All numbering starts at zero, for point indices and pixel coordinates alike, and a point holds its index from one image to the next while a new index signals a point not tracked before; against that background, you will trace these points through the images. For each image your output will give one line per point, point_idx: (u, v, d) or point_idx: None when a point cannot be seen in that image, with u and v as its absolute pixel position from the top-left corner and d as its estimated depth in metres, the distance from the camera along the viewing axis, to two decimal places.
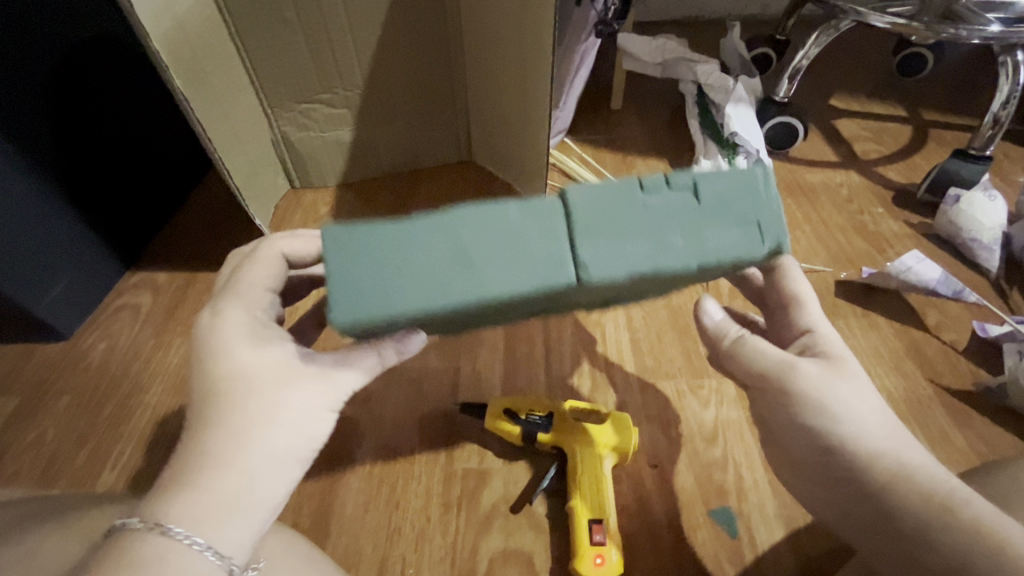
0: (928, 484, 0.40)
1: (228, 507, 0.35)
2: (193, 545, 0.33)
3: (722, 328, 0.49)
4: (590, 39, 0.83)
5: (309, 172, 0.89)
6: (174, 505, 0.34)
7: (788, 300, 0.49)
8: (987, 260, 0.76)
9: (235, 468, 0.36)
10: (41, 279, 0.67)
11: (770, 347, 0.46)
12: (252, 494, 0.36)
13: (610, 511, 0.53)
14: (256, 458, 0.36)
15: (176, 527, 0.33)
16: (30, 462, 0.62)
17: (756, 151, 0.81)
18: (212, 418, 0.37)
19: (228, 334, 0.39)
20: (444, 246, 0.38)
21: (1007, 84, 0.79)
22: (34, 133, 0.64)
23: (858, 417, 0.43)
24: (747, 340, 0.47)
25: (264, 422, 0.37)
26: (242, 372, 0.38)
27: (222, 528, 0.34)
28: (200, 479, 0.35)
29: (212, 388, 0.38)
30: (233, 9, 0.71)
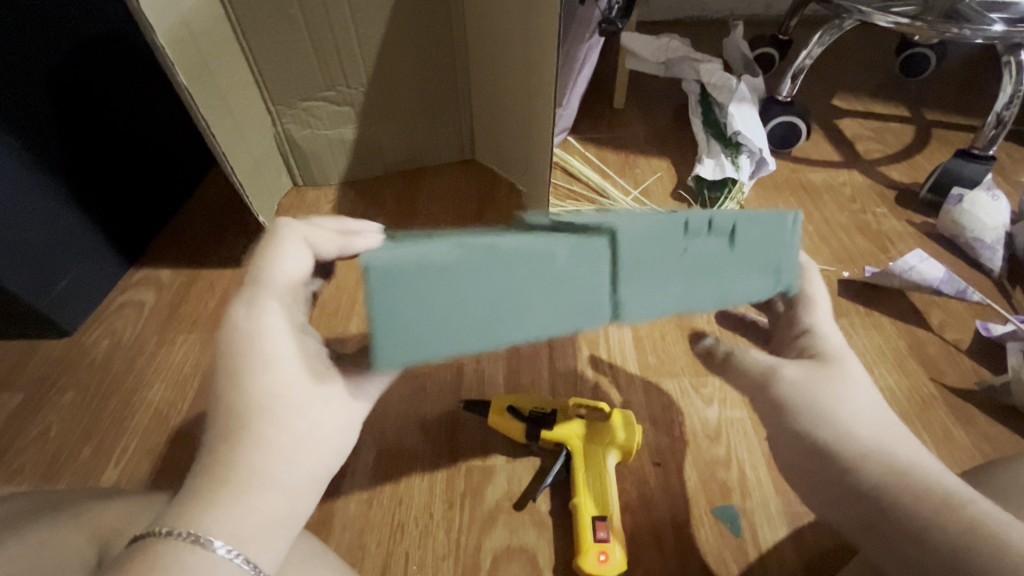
0: (925, 482, 0.40)
1: (268, 523, 0.34)
2: (233, 557, 0.32)
3: (712, 352, 0.51)
4: (594, 37, 0.83)
5: (312, 170, 0.89)
6: (213, 518, 0.32)
7: (794, 298, 0.49)
8: (990, 259, 0.76)
9: (274, 480, 0.34)
10: (46, 273, 0.68)
11: (757, 357, 0.47)
12: (291, 507, 0.35)
13: (613, 509, 0.53)
14: (296, 471, 0.36)
15: (219, 542, 0.32)
16: (34, 457, 0.62)
17: (759, 150, 0.82)
18: (250, 429, 0.35)
19: (267, 340, 0.37)
20: (489, 280, 0.35)
21: (1011, 84, 0.79)
22: (37, 128, 0.65)
23: (855, 416, 0.43)
24: (736, 355, 0.49)
25: (303, 433, 0.36)
26: (286, 381, 0.37)
27: (262, 541, 0.33)
28: (239, 493, 0.33)
29: (247, 398, 0.36)
30: (239, 7, 0.72)
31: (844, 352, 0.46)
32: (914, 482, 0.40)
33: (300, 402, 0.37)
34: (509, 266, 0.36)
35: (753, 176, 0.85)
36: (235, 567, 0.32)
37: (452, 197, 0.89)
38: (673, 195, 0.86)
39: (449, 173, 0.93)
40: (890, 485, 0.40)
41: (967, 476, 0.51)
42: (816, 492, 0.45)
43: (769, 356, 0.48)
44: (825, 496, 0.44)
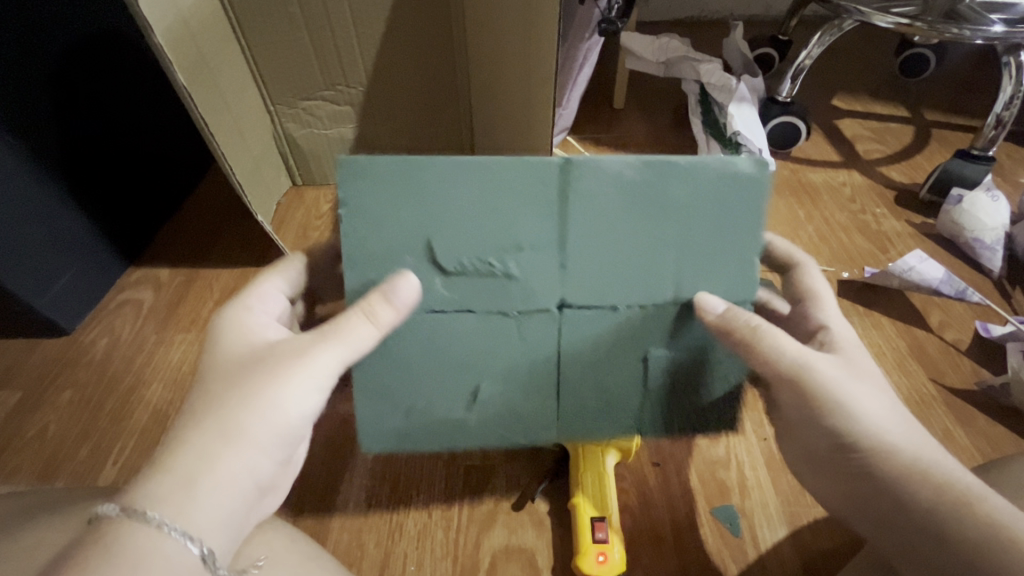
0: (942, 480, 0.39)
1: (212, 500, 0.38)
2: (162, 526, 0.35)
3: (730, 319, 0.45)
4: (593, 37, 0.83)
5: (311, 169, 0.89)
6: (149, 491, 0.36)
7: (804, 295, 0.51)
8: (989, 260, 0.76)
9: (205, 449, 0.38)
10: (45, 271, 0.68)
11: (789, 342, 0.44)
12: (237, 488, 0.39)
13: (612, 509, 0.53)
14: (226, 443, 0.39)
15: (151, 513, 0.36)
16: (32, 456, 0.62)
17: (759, 150, 0.80)
18: (194, 406, 0.40)
19: (225, 331, 0.45)
20: None
21: (1010, 84, 0.79)
22: (36, 128, 0.64)
23: (873, 410, 0.43)
24: (765, 330, 0.44)
25: (251, 413, 0.40)
26: (228, 363, 0.42)
27: (190, 511, 0.36)
28: (174, 465, 0.37)
29: (200, 379, 0.42)
30: (237, 5, 0.72)
31: (856, 348, 0.47)
32: (931, 480, 0.40)
33: (252, 382, 0.41)
34: None
35: None
36: (165, 534, 0.35)
37: None
38: None
39: None
40: (905, 483, 0.40)
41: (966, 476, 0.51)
42: (834, 485, 0.45)
43: (796, 342, 0.45)
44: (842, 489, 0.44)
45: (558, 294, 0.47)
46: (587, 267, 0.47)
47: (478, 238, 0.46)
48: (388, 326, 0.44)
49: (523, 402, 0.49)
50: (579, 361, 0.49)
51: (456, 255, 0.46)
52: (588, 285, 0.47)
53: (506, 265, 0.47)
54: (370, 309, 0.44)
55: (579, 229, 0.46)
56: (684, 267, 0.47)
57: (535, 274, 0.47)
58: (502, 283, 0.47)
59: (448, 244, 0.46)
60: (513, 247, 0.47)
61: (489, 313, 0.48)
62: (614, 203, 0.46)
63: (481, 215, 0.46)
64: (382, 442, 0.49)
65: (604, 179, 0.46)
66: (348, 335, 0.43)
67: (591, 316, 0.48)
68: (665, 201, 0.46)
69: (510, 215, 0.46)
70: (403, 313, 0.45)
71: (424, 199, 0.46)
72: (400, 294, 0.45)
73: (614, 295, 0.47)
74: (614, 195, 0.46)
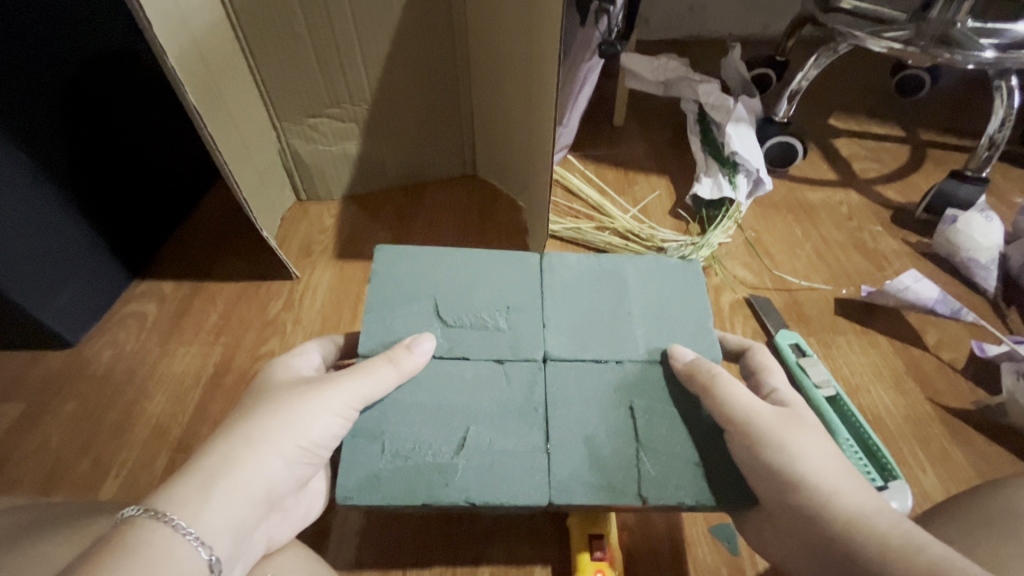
0: (887, 529, 0.39)
1: (226, 507, 0.39)
2: (176, 525, 0.37)
3: (695, 366, 0.49)
4: (594, 58, 0.83)
5: (315, 185, 0.91)
6: (168, 493, 0.38)
7: (755, 369, 0.54)
8: (984, 279, 0.77)
9: (231, 453, 0.41)
10: (49, 282, 0.68)
11: (743, 392, 0.46)
12: (251, 497, 0.41)
13: (610, 527, 0.53)
14: (249, 450, 0.42)
15: (167, 513, 0.37)
16: (34, 468, 0.63)
17: (757, 170, 0.84)
18: (232, 418, 0.45)
19: (280, 364, 0.51)
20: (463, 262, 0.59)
21: (1002, 108, 0.81)
22: (48, 143, 0.66)
23: (817, 461, 0.44)
24: (723, 378, 0.47)
25: (278, 427, 0.43)
26: (273, 385, 0.48)
27: (202, 513, 0.38)
28: (198, 466, 0.40)
29: (246, 397, 0.47)
30: (248, 28, 0.73)
31: (806, 409, 0.49)
32: (873, 530, 0.40)
33: (282, 401, 0.45)
34: None
35: (750, 196, 0.86)
36: (174, 533, 0.36)
37: (451, 212, 0.91)
38: (672, 213, 0.88)
39: (451, 189, 0.95)
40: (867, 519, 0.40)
41: (964, 494, 0.51)
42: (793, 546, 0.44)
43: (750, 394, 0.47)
44: (795, 544, 0.44)
45: (543, 346, 0.51)
46: (565, 322, 0.53)
47: (475, 301, 0.54)
48: (409, 372, 0.48)
49: (511, 452, 0.46)
50: (567, 412, 0.48)
51: (455, 310, 0.53)
52: (567, 339, 0.52)
53: (497, 319, 0.53)
54: (395, 353, 0.48)
55: (555, 299, 0.54)
56: (653, 331, 0.53)
57: (523, 330, 0.52)
58: (492, 332, 0.52)
59: (450, 303, 0.53)
60: (503, 307, 0.53)
61: (483, 359, 0.51)
62: (585, 279, 0.56)
63: (475, 285, 0.55)
64: (354, 493, 0.44)
65: (572, 266, 0.57)
66: (373, 374, 0.46)
67: (576, 367, 0.51)
68: (625, 281, 0.56)
69: (497, 287, 0.55)
70: (419, 362, 0.48)
71: (433, 272, 0.55)
72: (417, 345, 0.49)
73: (594, 350, 0.51)
74: (584, 276, 0.56)
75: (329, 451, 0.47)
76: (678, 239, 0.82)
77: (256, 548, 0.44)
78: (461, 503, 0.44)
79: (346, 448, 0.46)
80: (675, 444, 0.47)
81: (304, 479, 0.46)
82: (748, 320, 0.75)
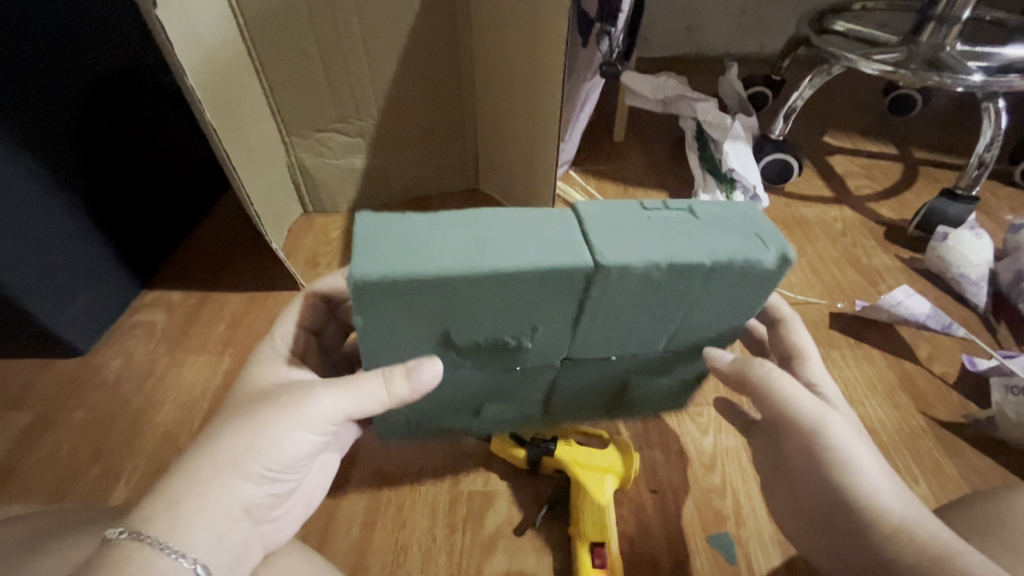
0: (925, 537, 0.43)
1: (205, 520, 0.41)
2: (153, 542, 0.38)
3: (743, 369, 0.49)
4: (594, 78, 0.86)
5: (321, 197, 0.92)
6: (147, 510, 0.40)
7: (791, 353, 0.54)
8: (975, 295, 0.79)
9: (203, 468, 0.42)
10: (63, 292, 0.70)
11: (800, 393, 0.48)
12: (226, 512, 0.42)
13: (612, 535, 0.54)
14: (221, 465, 0.42)
15: (142, 529, 0.39)
16: (44, 475, 0.64)
17: (753, 188, 0.85)
18: (208, 428, 0.44)
19: (260, 368, 0.50)
20: (466, 235, 0.42)
21: (990, 129, 0.83)
22: (64, 157, 0.68)
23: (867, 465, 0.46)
24: (777, 376, 0.48)
25: (247, 448, 0.43)
26: (249, 394, 0.47)
27: (179, 528, 0.40)
28: (177, 481, 0.41)
29: (225, 404, 0.47)
30: (260, 47, 0.76)
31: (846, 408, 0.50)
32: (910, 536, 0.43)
33: (254, 415, 0.44)
34: (489, 225, 0.43)
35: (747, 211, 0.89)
36: (151, 548, 0.38)
37: None
38: None
39: (454, 202, 0.97)
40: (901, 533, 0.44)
41: (955, 504, 0.52)
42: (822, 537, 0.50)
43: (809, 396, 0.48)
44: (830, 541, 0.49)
45: (562, 352, 0.51)
46: (591, 338, 0.49)
47: (494, 326, 0.45)
48: (403, 399, 0.46)
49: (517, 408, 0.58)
50: (571, 384, 0.56)
51: (469, 336, 0.46)
52: (588, 347, 0.50)
53: (519, 340, 0.48)
54: (391, 375, 0.46)
55: (592, 317, 0.46)
56: (683, 330, 0.50)
57: (546, 344, 0.49)
58: (512, 351, 0.49)
59: (463, 330, 0.45)
60: (529, 329, 0.46)
61: (500, 368, 0.52)
62: (637, 300, 0.44)
63: (494, 312, 0.44)
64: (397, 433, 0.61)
65: (626, 283, 0.42)
66: (359, 390, 0.45)
67: (587, 363, 0.52)
68: (687, 291, 0.44)
69: (522, 309, 0.44)
70: (419, 392, 0.46)
71: (442, 303, 0.41)
72: (419, 374, 0.45)
73: (614, 349, 0.51)
74: (639, 296, 0.44)
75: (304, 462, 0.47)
76: None
77: (253, 552, 0.46)
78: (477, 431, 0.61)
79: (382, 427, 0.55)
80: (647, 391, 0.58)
81: (285, 491, 0.47)
82: None
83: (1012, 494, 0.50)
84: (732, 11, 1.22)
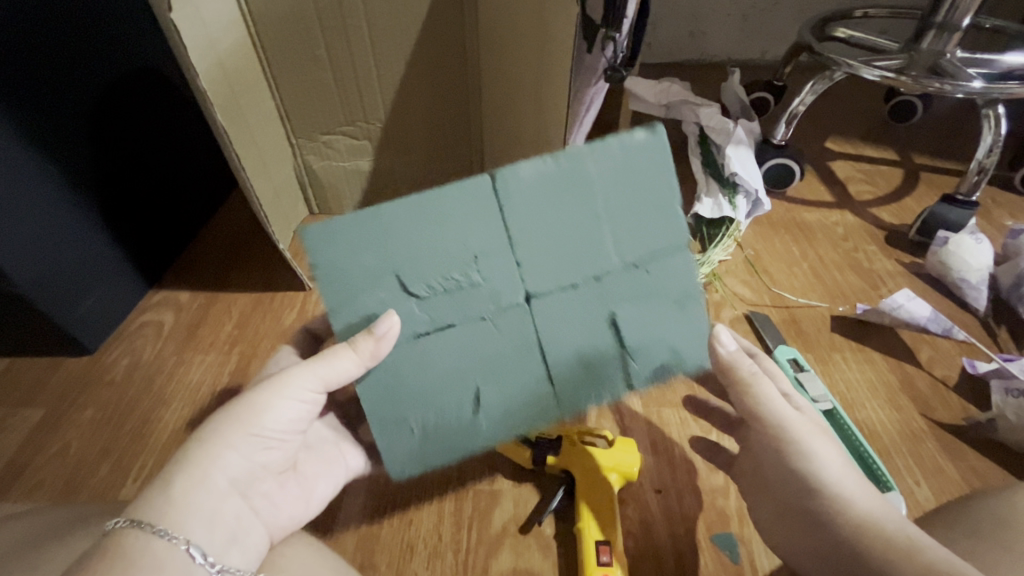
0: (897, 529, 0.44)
1: (193, 497, 0.42)
2: (141, 524, 0.39)
3: (735, 361, 0.53)
4: (600, 82, 0.86)
5: (327, 199, 0.93)
6: (140, 497, 0.42)
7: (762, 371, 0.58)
8: (975, 300, 0.80)
9: (191, 450, 0.44)
10: (74, 292, 0.71)
11: (775, 395, 0.52)
12: (216, 489, 0.44)
13: (617, 534, 0.55)
14: (207, 444, 0.44)
15: (135, 513, 0.40)
16: (54, 472, 0.64)
17: (756, 192, 0.86)
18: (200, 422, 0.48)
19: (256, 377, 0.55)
20: None
21: (990, 135, 0.84)
22: (76, 157, 0.69)
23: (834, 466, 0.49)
24: (757, 379, 0.52)
25: (232, 423, 0.46)
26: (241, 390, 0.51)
27: (165, 506, 0.41)
28: (168, 468, 0.44)
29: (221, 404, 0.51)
30: (270, 51, 0.77)
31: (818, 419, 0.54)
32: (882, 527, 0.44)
33: (238, 399, 0.47)
34: None
35: (749, 215, 0.89)
36: (142, 531, 0.39)
37: None
38: None
39: None
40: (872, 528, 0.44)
41: (957, 504, 0.53)
42: (802, 539, 0.49)
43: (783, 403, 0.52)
44: (808, 545, 0.48)
45: (522, 288, 0.52)
46: (541, 262, 0.51)
47: (441, 260, 0.50)
48: (374, 357, 0.48)
49: (518, 394, 0.53)
50: (560, 340, 0.53)
51: (425, 280, 0.50)
52: (545, 275, 0.52)
53: (468, 272, 0.50)
54: (355, 338, 0.48)
55: (524, 228, 0.51)
56: (629, 243, 0.52)
57: (498, 278, 0.51)
58: (470, 290, 0.51)
59: (413, 271, 0.50)
60: (471, 257, 0.50)
61: (468, 319, 0.52)
62: (550, 203, 0.51)
63: (434, 237, 0.49)
64: (408, 463, 0.52)
65: (529, 179, 0.50)
66: (326, 356, 0.48)
67: (556, 300, 0.52)
68: (589, 181, 0.51)
69: (461, 227, 0.50)
70: (385, 345, 0.48)
71: (384, 241, 0.49)
72: (379, 326, 0.48)
73: (573, 277, 0.52)
74: (547, 197, 0.51)
75: (290, 434, 0.50)
76: None
77: (253, 537, 0.47)
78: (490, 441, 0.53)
79: (381, 438, 0.51)
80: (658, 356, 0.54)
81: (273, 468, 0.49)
82: (747, 335, 0.77)
83: (1011, 494, 0.50)
84: (734, 18, 1.23)
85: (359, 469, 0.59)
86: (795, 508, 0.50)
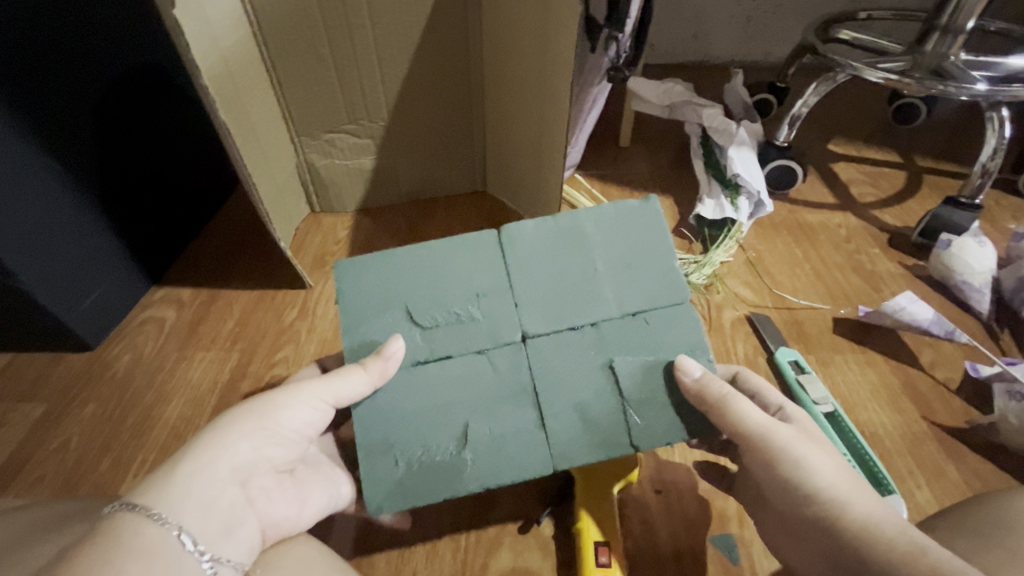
0: (893, 529, 0.43)
1: (195, 481, 0.43)
2: (137, 508, 0.39)
3: (706, 384, 0.49)
4: (601, 82, 0.90)
5: (330, 198, 0.94)
6: (141, 483, 0.42)
7: (751, 393, 0.58)
8: (978, 302, 0.79)
9: (205, 436, 0.46)
10: (76, 288, 0.71)
11: (752, 412, 0.50)
12: (218, 477, 0.45)
13: (616, 535, 0.54)
14: (221, 432, 0.47)
15: (133, 497, 0.40)
16: (55, 468, 0.64)
17: (757, 192, 0.86)
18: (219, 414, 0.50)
19: None
20: None
21: (994, 137, 0.84)
22: (80, 154, 0.69)
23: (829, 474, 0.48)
24: (733, 398, 0.49)
25: (249, 417, 0.48)
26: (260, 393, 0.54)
27: (165, 491, 0.41)
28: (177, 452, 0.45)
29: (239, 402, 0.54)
30: (273, 50, 0.77)
31: (811, 426, 0.53)
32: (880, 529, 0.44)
33: (257, 398, 0.50)
34: None
35: (751, 217, 0.90)
36: (139, 514, 0.39)
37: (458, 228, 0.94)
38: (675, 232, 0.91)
39: (457, 203, 0.98)
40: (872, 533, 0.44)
41: (959, 507, 0.53)
42: (803, 541, 0.49)
43: (761, 417, 0.50)
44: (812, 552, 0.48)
45: (519, 326, 0.54)
46: (538, 300, 0.54)
47: (446, 295, 0.54)
48: (383, 377, 0.51)
49: (509, 434, 0.51)
50: (556, 385, 0.52)
51: (430, 311, 0.54)
52: (541, 314, 0.54)
53: (468, 308, 0.54)
54: (367, 360, 0.51)
55: (523, 272, 0.55)
56: (625, 292, 0.54)
57: (496, 313, 0.54)
58: (469, 324, 0.54)
59: (422, 306, 0.54)
60: (474, 294, 0.54)
61: (466, 353, 0.53)
62: (547, 251, 0.55)
63: (442, 274, 0.55)
64: (392, 497, 0.49)
65: (530, 233, 0.56)
66: (341, 371, 0.51)
67: (553, 342, 0.53)
68: (586, 237, 0.56)
69: (466, 270, 0.55)
70: (393, 366, 0.51)
71: (397, 274, 0.55)
72: (388, 348, 0.51)
73: (569, 319, 0.54)
74: (544, 247, 0.56)
75: (297, 440, 0.51)
76: (682, 257, 0.86)
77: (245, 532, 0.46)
78: (477, 489, 0.49)
79: (365, 465, 0.50)
80: (659, 395, 0.52)
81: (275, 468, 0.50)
82: (749, 337, 0.77)
83: (1013, 497, 0.50)
84: (738, 19, 1.23)
85: (350, 499, 0.57)
86: (793, 511, 0.49)
